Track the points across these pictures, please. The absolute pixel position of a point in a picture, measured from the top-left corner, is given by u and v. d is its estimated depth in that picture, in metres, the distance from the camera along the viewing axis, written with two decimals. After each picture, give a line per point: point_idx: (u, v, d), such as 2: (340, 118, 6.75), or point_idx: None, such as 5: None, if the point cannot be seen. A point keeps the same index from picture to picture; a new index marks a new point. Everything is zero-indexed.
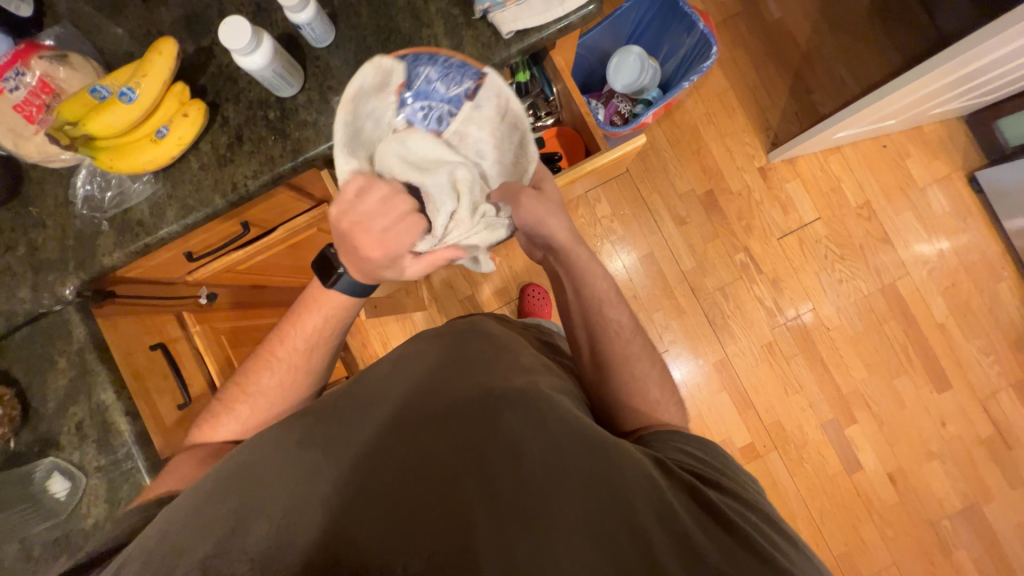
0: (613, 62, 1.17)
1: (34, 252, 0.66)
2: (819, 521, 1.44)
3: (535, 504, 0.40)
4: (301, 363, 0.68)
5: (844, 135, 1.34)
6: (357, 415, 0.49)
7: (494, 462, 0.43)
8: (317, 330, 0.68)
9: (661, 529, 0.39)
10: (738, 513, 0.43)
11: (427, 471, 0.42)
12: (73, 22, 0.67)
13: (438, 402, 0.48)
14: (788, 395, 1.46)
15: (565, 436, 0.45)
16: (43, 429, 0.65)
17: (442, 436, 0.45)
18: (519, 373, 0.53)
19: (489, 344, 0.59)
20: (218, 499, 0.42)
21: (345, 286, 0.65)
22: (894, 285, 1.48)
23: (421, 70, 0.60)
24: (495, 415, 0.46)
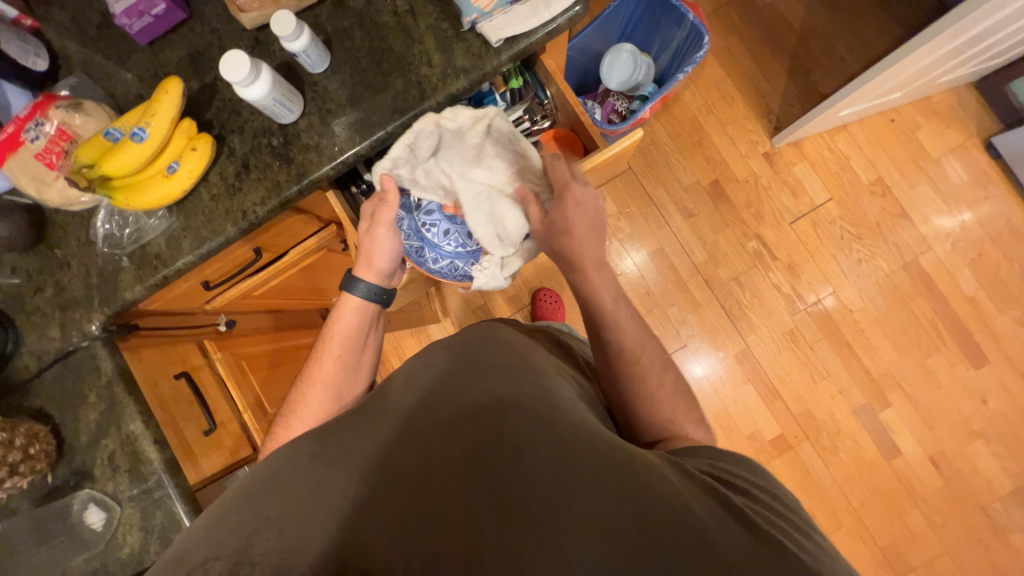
0: (606, 62, 1.18)
1: (60, 291, 0.69)
2: (860, 511, 1.38)
3: (544, 507, 0.40)
4: (342, 378, 0.72)
5: (848, 112, 1.32)
6: (370, 424, 0.49)
7: (502, 464, 0.42)
8: (350, 338, 0.74)
9: (672, 526, 0.39)
10: (767, 520, 0.43)
11: (435, 476, 0.42)
12: (85, 71, 0.71)
13: (446, 408, 0.48)
14: (816, 382, 1.42)
15: (574, 438, 0.45)
16: (78, 463, 0.67)
17: (450, 441, 0.44)
18: (529, 377, 0.53)
19: (496, 348, 0.59)
20: (237, 508, 0.42)
21: (367, 292, 0.75)
22: (917, 260, 1.44)
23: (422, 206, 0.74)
24: (503, 416, 0.46)
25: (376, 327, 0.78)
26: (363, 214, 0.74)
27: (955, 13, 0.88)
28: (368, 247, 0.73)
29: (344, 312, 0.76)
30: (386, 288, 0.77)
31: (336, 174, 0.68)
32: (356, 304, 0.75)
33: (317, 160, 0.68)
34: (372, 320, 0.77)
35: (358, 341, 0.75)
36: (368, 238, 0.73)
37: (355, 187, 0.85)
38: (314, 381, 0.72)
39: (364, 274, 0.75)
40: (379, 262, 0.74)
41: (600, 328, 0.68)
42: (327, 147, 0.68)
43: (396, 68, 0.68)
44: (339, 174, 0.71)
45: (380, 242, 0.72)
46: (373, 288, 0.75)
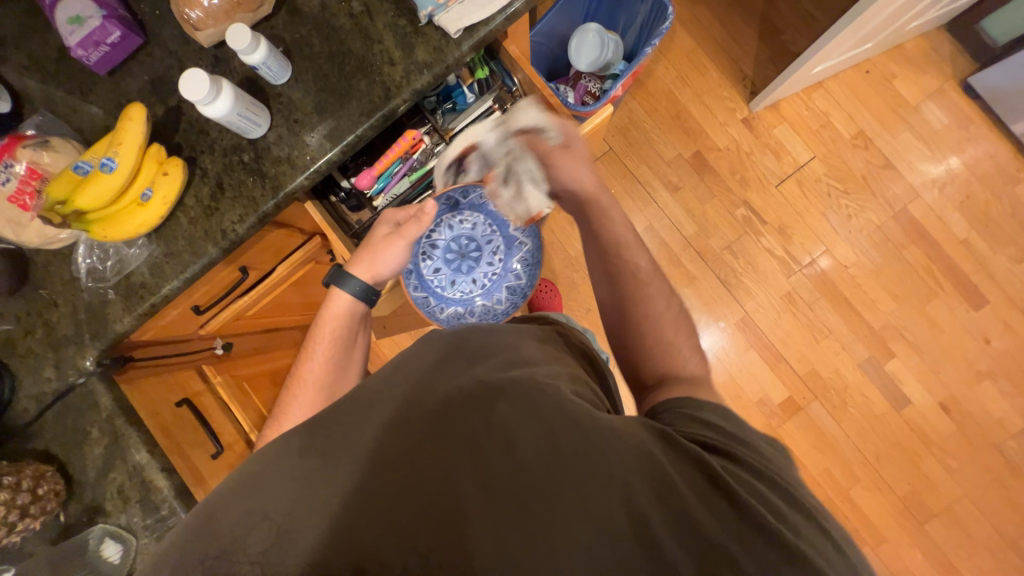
0: (573, 44, 1.17)
1: (50, 331, 0.69)
2: (876, 464, 1.39)
3: (533, 496, 0.40)
4: (332, 376, 0.72)
5: (822, 68, 1.31)
6: (359, 417, 0.48)
7: (490, 455, 0.42)
8: (339, 335, 0.74)
9: (660, 508, 0.40)
10: (750, 489, 0.42)
11: (425, 472, 0.42)
12: (50, 108, 0.70)
13: (434, 402, 0.48)
14: (818, 341, 1.42)
15: (562, 423, 0.45)
16: (88, 499, 0.67)
17: (440, 434, 0.44)
18: (518, 365, 0.53)
19: (484, 340, 0.58)
20: (227, 504, 0.41)
21: (356, 289, 0.75)
22: (907, 209, 1.43)
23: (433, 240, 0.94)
24: (490, 406, 0.46)
25: (363, 327, 0.78)
26: (383, 219, 0.77)
27: None
28: (376, 251, 0.75)
29: (332, 309, 0.75)
30: (377, 290, 0.78)
31: (310, 183, 0.68)
32: (345, 302, 0.75)
33: (290, 170, 0.68)
34: (360, 318, 0.77)
35: (348, 339, 0.75)
36: (381, 243, 0.75)
37: (334, 196, 0.86)
38: (305, 381, 0.71)
39: (364, 276, 0.75)
40: (380, 269, 0.75)
41: (616, 250, 0.75)
42: (299, 157, 0.68)
43: (358, 71, 0.67)
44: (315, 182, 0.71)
45: (388, 250, 0.75)
46: (364, 286, 0.75)
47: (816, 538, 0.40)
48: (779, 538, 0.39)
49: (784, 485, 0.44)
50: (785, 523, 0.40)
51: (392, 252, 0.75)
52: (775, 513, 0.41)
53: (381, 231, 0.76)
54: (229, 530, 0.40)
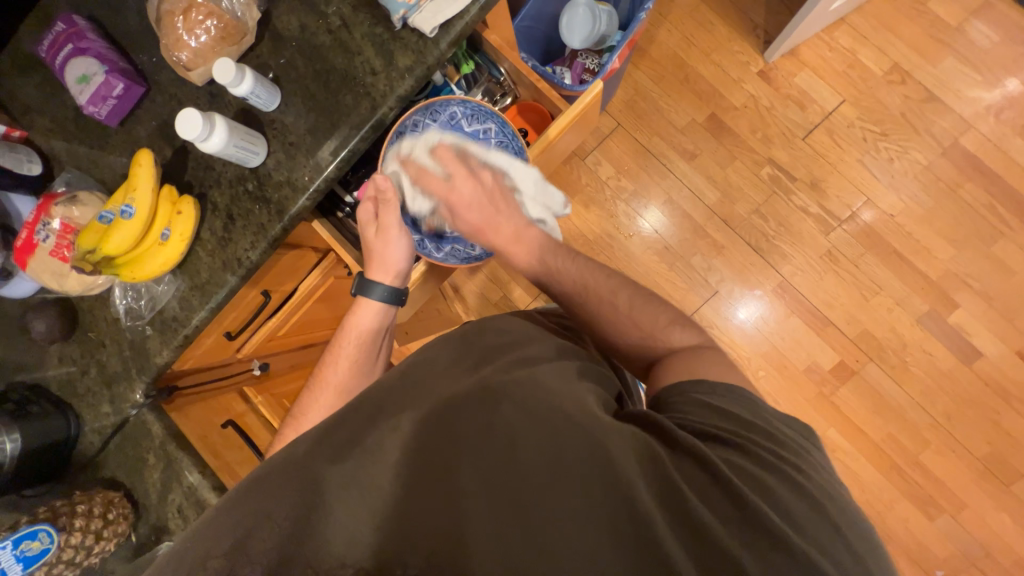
0: (564, 22, 1.12)
1: (102, 369, 0.75)
2: (948, 426, 1.28)
3: (530, 495, 0.41)
4: (352, 382, 0.73)
5: (841, 3, 1.21)
6: (368, 423, 0.49)
7: (490, 457, 0.44)
8: (362, 343, 0.75)
9: (660, 507, 0.40)
10: (761, 493, 0.41)
11: (431, 480, 0.44)
12: (75, 164, 0.76)
13: (443, 407, 0.49)
14: (868, 300, 1.32)
15: (564, 421, 0.45)
16: (154, 519, 0.73)
17: (447, 437, 0.46)
18: (523, 362, 0.53)
19: (498, 338, 0.60)
20: (233, 507, 0.44)
21: (380, 295, 0.76)
22: (958, 143, 1.30)
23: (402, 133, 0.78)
24: (493, 406, 0.47)
25: (388, 336, 0.80)
26: (363, 221, 0.75)
27: None
28: (381, 250, 0.75)
29: (359, 315, 0.76)
30: (401, 288, 0.78)
31: (313, 203, 0.70)
32: (372, 309, 0.76)
33: (292, 194, 0.69)
34: (388, 320, 0.79)
35: (371, 350, 0.76)
36: (379, 243, 0.75)
37: (341, 211, 0.87)
38: (327, 385, 0.73)
39: (384, 278, 0.76)
40: (396, 263, 0.76)
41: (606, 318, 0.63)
42: (298, 179, 0.69)
43: (343, 85, 0.68)
44: (317, 202, 0.72)
45: (391, 243, 0.75)
46: (390, 290, 0.76)
47: (824, 534, 0.40)
48: (787, 544, 0.38)
49: (793, 475, 0.43)
50: (794, 526, 0.40)
51: (395, 245, 0.75)
52: (782, 515, 0.40)
53: (369, 233, 0.75)
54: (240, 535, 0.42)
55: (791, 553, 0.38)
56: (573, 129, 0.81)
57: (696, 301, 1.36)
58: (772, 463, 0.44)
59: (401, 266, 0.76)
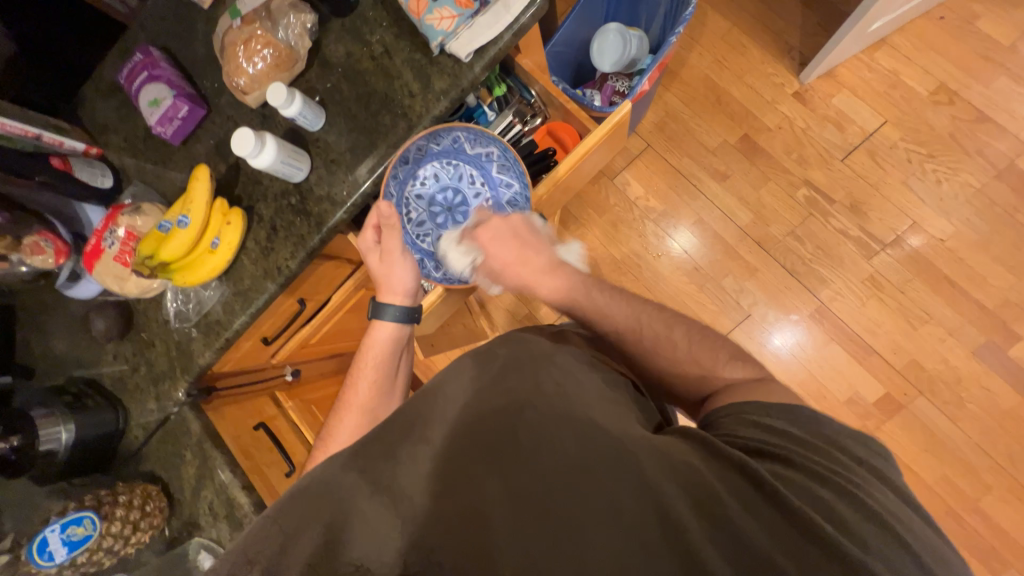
0: (595, 47, 1.16)
1: (151, 367, 0.80)
2: (1012, 470, 1.17)
3: (559, 506, 0.42)
4: (374, 400, 0.75)
5: (881, 24, 1.19)
6: (403, 432, 0.51)
7: (516, 466, 0.45)
8: (385, 361, 0.77)
9: (698, 520, 0.41)
10: (815, 502, 0.42)
11: (462, 486, 0.45)
12: (141, 179, 0.83)
13: (472, 412, 0.51)
14: (916, 328, 1.24)
15: (589, 432, 0.48)
16: (187, 515, 0.76)
17: (475, 441, 0.48)
18: (549, 376, 0.55)
19: (522, 350, 0.58)
20: (271, 518, 0.46)
21: (393, 316, 0.78)
22: (1014, 166, 1.24)
23: (422, 146, 0.81)
24: (519, 415, 0.49)
25: (408, 350, 0.82)
26: (366, 249, 0.78)
27: None
28: (385, 275, 0.78)
29: (379, 335, 0.79)
30: (413, 308, 0.80)
31: (349, 216, 0.74)
32: (390, 329, 0.79)
33: (330, 208, 0.73)
34: (406, 341, 0.81)
35: (392, 370, 0.78)
36: (383, 268, 0.78)
37: None
38: (351, 405, 0.74)
39: (392, 300, 0.78)
40: (402, 286, 0.78)
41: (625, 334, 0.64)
42: (337, 194, 0.73)
43: (383, 107, 0.73)
44: (353, 215, 0.76)
45: (396, 266, 0.77)
46: (402, 310, 0.78)
47: (875, 536, 0.40)
48: (840, 551, 0.39)
49: (849, 489, 0.43)
50: (839, 527, 0.40)
51: (400, 268, 0.77)
52: (836, 523, 0.41)
53: (371, 260, 0.79)
54: (274, 539, 0.44)
55: (840, 559, 0.39)
56: (601, 147, 0.82)
57: (727, 324, 1.32)
58: (815, 470, 0.45)
59: (406, 287, 0.78)
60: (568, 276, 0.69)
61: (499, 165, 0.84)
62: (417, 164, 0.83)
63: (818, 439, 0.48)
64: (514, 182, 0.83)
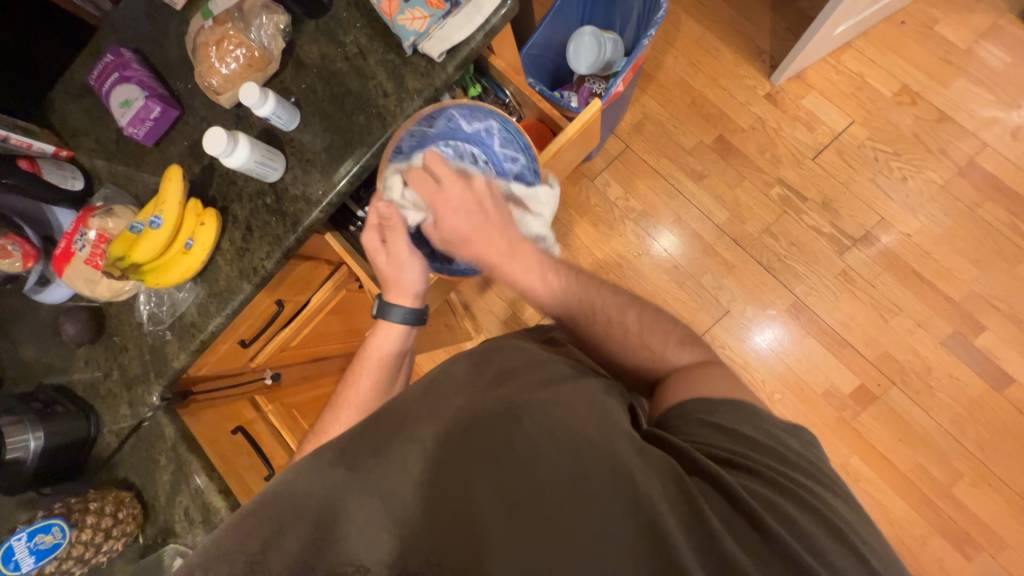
0: (571, 50, 1.18)
1: (124, 372, 0.78)
2: (981, 456, 1.21)
3: (550, 509, 0.43)
4: (372, 400, 0.74)
5: (845, 28, 1.24)
6: (393, 434, 0.51)
7: (509, 472, 0.45)
8: (387, 362, 0.77)
9: (686, 531, 0.42)
10: (776, 513, 0.43)
11: (453, 490, 0.45)
12: (114, 181, 0.82)
13: (466, 417, 0.51)
14: (887, 321, 1.28)
15: (584, 438, 0.47)
16: (161, 521, 0.74)
17: (469, 445, 0.47)
18: (545, 384, 0.54)
19: (516, 358, 0.60)
20: (260, 513, 0.45)
21: (401, 317, 0.77)
22: (975, 163, 1.29)
23: (415, 132, 0.76)
24: (512, 420, 0.49)
25: (409, 353, 0.82)
26: (371, 249, 0.75)
27: None
28: (395, 276, 0.76)
29: (380, 338, 0.78)
30: (420, 308, 0.79)
31: (326, 215, 0.74)
32: (393, 331, 0.78)
33: (306, 207, 0.74)
34: (406, 343, 0.80)
35: (394, 371, 0.77)
36: (391, 268, 0.76)
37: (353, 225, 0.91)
38: (348, 406, 0.74)
39: (401, 302, 0.77)
40: (414, 287, 0.76)
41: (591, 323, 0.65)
42: (313, 194, 0.73)
43: (358, 107, 0.73)
44: (330, 215, 0.76)
45: (405, 267, 0.75)
46: (409, 312, 0.77)
47: (833, 549, 0.42)
48: (799, 561, 0.40)
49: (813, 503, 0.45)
50: (783, 522, 0.42)
51: (413, 267, 0.75)
52: (799, 538, 0.42)
53: (379, 261, 0.76)
54: (259, 540, 0.43)
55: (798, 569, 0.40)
56: (574, 143, 0.85)
57: (707, 320, 1.35)
58: (774, 480, 0.46)
59: (420, 286, 0.77)
60: (544, 270, 0.70)
61: (501, 140, 0.82)
62: (413, 152, 0.79)
63: (777, 447, 0.49)
64: (518, 155, 0.82)
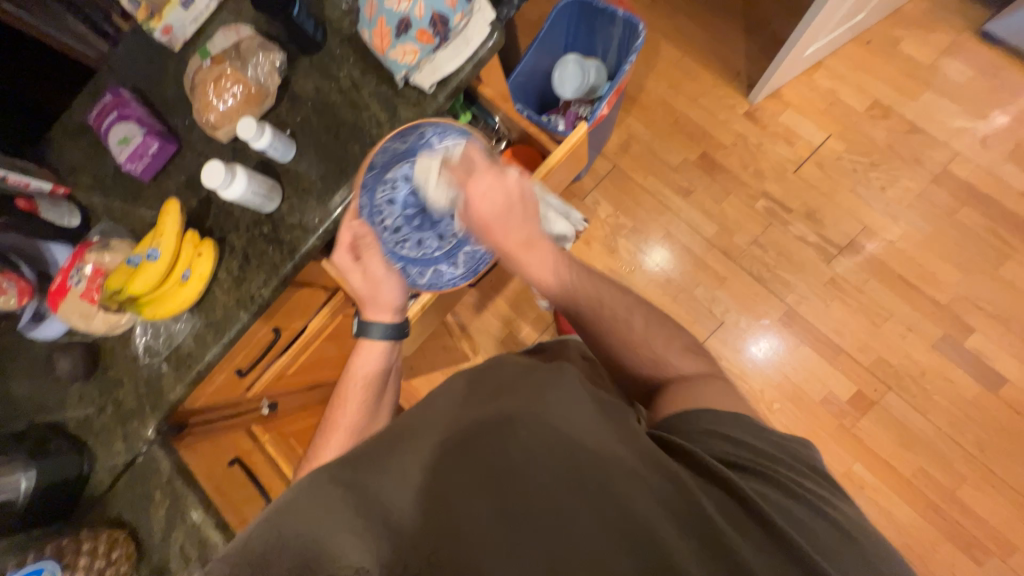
0: (556, 77, 1.22)
1: (118, 406, 0.78)
2: (982, 457, 1.21)
3: (549, 519, 0.43)
4: (363, 422, 0.73)
5: (816, 48, 1.30)
6: (391, 447, 0.50)
7: (508, 484, 0.45)
8: (373, 380, 0.77)
9: (685, 536, 0.42)
10: (783, 513, 0.45)
11: (453, 502, 0.45)
12: (110, 216, 0.83)
13: (463, 429, 0.50)
14: (878, 326, 1.30)
15: (583, 448, 0.48)
16: (156, 560, 0.72)
17: (468, 457, 0.47)
18: (544, 391, 0.54)
19: (507, 371, 0.59)
20: (264, 531, 0.44)
21: (381, 333, 0.79)
22: (949, 170, 1.34)
23: (391, 147, 0.77)
24: (512, 431, 0.49)
25: (395, 368, 0.82)
26: (344, 269, 0.77)
27: None
28: (371, 292, 0.78)
29: (365, 356, 0.79)
30: (400, 321, 0.81)
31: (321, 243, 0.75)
32: (376, 348, 0.79)
33: (302, 235, 0.75)
34: (392, 359, 0.81)
35: (380, 387, 0.78)
36: (367, 285, 0.78)
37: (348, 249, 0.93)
38: (338, 427, 0.73)
39: (381, 317, 0.79)
40: (390, 300, 0.79)
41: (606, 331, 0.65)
42: (309, 222, 0.75)
43: (352, 137, 0.76)
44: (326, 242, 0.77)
45: (381, 282, 0.78)
46: (389, 326, 0.79)
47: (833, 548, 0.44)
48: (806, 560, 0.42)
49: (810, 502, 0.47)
50: (788, 522, 0.45)
51: (390, 282, 0.78)
52: (805, 536, 0.44)
53: (354, 279, 0.78)
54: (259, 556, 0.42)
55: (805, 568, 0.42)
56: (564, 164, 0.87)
57: (702, 332, 1.36)
58: (782, 482, 0.48)
59: (397, 299, 0.79)
60: (556, 262, 0.69)
61: None
62: (385, 167, 0.80)
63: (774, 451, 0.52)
64: None
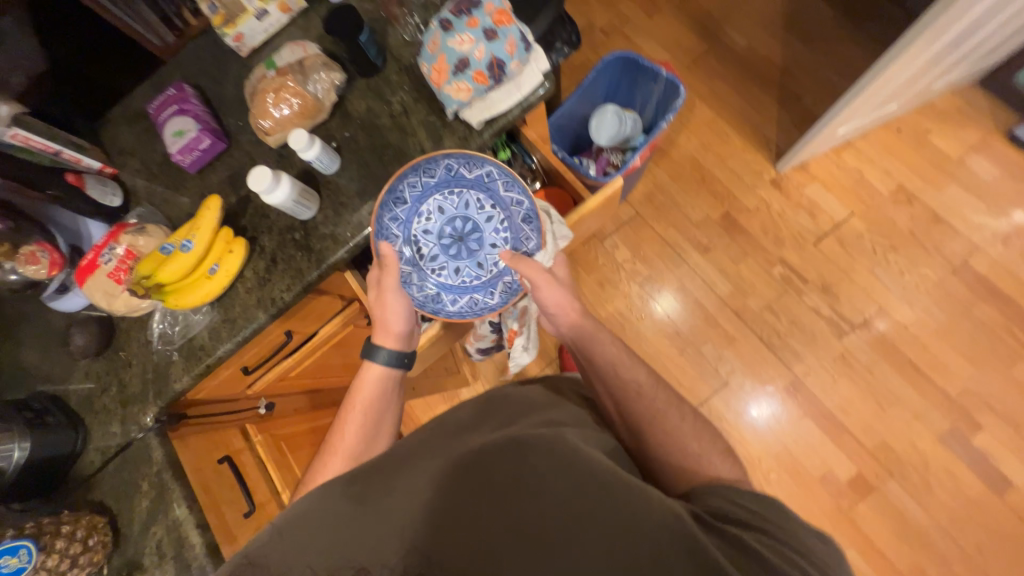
0: (593, 123, 1.25)
1: (122, 388, 0.78)
2: (980, 562, 1.17)
3: (553, 539, 0.43)
4: (363, 445, 0.73)
5: (847, 129, 1.34)
6: (400, 469, 0.54)
7: (512, 504, 0.46)
8: (371, 406, 0.77)
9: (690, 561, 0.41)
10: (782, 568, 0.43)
11: (459, 517, 0.46)
12: (150, 201, 0.86)
13: (469, 453, 0.52)
14: (885, 410, 1.28)
15: (585, 470, 0.48)
16: (131, 551, 0.71)
17: (473, 476, 0.49)
18: (547, 425, 0.56)
19: (515, 404, 0.63)
20: (275, 536, 0.47)
21: (385, 360, 0.80)
22: (968, 264, 1.35)
23: (411, 181, 0.76)
24: (517, 454, 0.50)
25: (399, 392, 0.82)
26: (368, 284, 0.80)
27: (890, 56, 0.97)
28: (382, 315, 0.79)
29: (367, 380, 0.79)
30: (406, 351, 0.82)
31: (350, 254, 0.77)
32: (380, 373, 0.80)
33: (333, 245, 0.77)
34: (393, 386, 0.81)
35: (382, 411, 0.78)
36: (378, 307, 0.79)
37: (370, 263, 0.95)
38: (335, 451, 0.73)
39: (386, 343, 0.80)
40: (395, 327, 0.79)
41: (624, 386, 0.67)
42: (342, 234, 0.77)
43: (395, 159, 0.78)
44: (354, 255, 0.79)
45: (390, 306, 0.78)
46: (394, 353, 0.80)
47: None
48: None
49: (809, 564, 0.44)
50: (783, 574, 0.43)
51: (398, 309, 0.79)
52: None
53: (371, 295, 0.80)
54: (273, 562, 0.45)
55: None
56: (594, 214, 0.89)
57: (705, 390, 1.35)
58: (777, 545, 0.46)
59: (400, 329, 0.80)
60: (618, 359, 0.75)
61: (504, 183, 0.78)
62: (416, 199, 0.78)
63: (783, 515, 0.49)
64: (520, 198, 0.78)
